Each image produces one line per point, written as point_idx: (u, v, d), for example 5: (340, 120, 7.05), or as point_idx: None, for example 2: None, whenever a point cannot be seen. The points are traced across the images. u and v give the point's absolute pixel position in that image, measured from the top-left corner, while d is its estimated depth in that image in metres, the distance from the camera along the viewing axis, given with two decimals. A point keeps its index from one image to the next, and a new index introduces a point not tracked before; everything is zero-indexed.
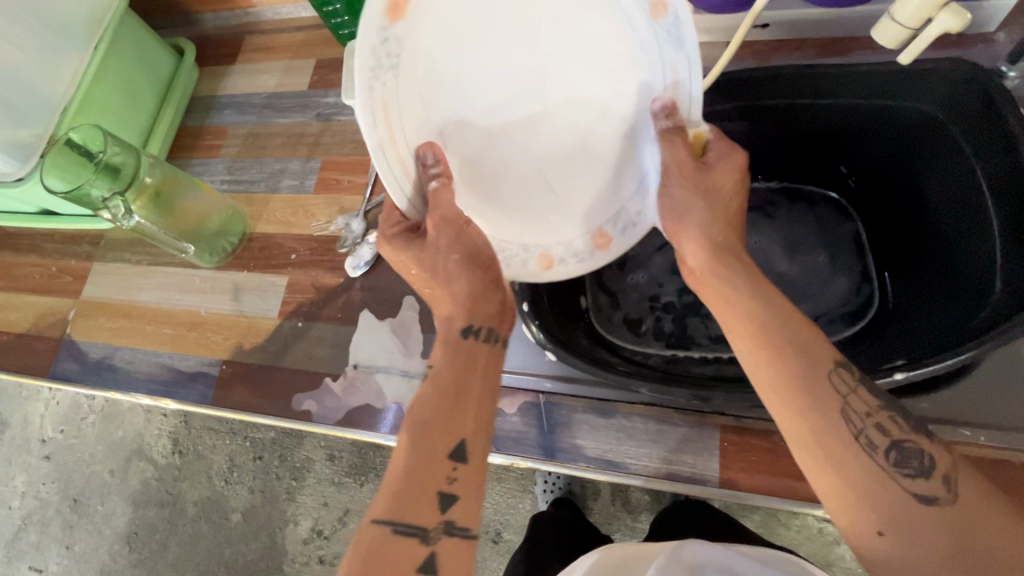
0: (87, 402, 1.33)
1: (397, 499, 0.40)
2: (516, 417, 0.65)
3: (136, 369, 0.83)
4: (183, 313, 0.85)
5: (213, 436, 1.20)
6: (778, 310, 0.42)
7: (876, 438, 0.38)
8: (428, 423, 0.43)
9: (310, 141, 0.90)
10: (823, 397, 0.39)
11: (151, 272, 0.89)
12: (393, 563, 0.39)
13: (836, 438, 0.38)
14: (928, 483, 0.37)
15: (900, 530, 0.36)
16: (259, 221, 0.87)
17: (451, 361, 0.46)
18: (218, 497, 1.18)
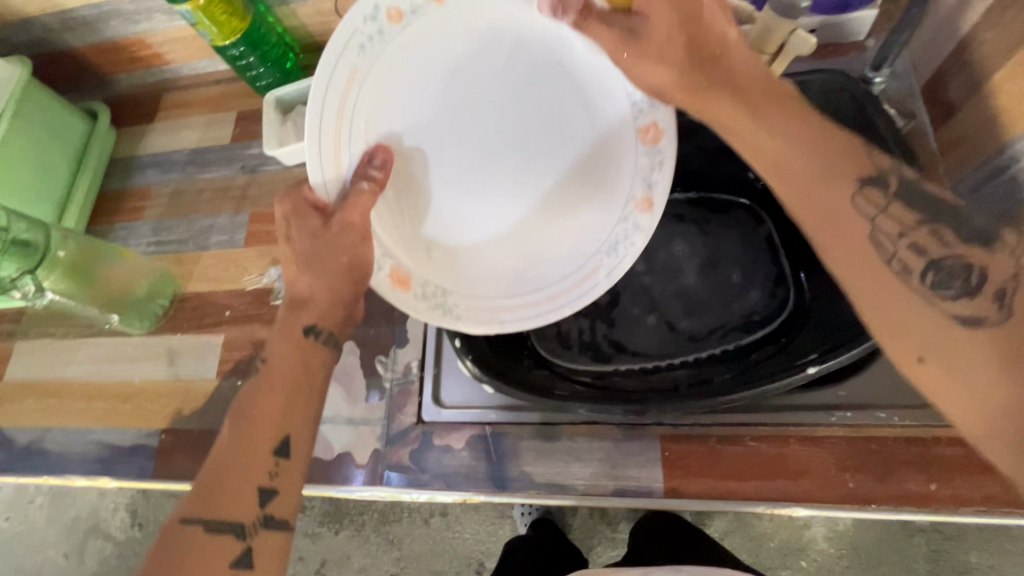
0: (31, 486, 1.25)
1: (204, 495, 0.50)
2: (464, 451, 0.65)
3: (69, 450, 0.79)
4: (116, 384, 0.81)
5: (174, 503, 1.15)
6: (810, 158, 0.46)
7: (911, 265, 0.42)
8: (256, 422, 0.52)
9: (237, 195, 0.89)
10: (849, 222, 0.44)
11: (78, 345, 0.85)
12: (207, 554, 0.48)
13: (868, 259, 0.44)
14: (972, 301, 0.40)
15: (942, 351, 0.40)
16: (190, 281, 0.85)
17: (289, 361, 0.55)
18: None
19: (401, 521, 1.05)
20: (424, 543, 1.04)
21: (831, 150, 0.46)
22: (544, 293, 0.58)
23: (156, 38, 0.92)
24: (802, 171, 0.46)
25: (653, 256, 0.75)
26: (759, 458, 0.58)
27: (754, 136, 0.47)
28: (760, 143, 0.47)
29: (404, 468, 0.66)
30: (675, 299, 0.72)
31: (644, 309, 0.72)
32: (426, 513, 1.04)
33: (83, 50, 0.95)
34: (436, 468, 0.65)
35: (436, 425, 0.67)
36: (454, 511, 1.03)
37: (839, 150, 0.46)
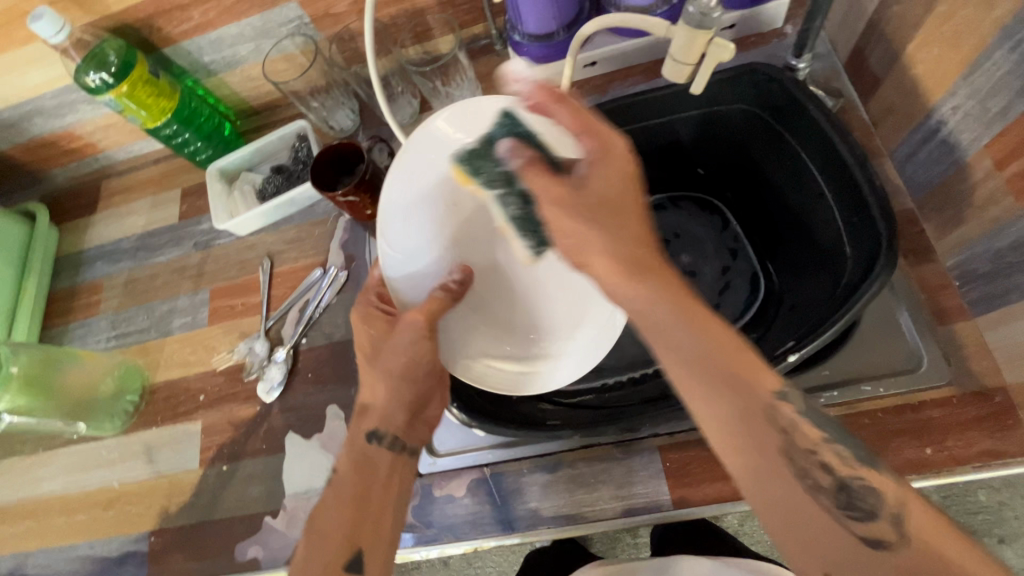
0: None
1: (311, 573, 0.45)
2: (466, 498, 0.64)
3: (53, 572, 0.75)
4: (94, 492, 0.77)
5: None
6: (696, 354, 0.40)
7: (818, 477, 0.39)
8: (327, 533, 0.47)
9: (194, 273, 0.87)
10: (762, 439, 0.39)
11: (49, 458, 0.81)
12: None
13: (779, 471, 0.39)
14: (873, 524, 0.37)
15: (850, 568, 0.37)
16: (158, 369, 0.82)
17: (352, 473, 0.50)
18: None
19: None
20: None
21: (730, 353, 0.40)
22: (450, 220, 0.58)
23: (84, 128, 0.89)
24: (693, 372, 0.40)
25: None
26: None
27: (671, 334, 0.41)
28: (667, 343, 0.41)
29: (410, 526, 0.64)
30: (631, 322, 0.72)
31: None
32: None
33: (10, 153, 0.92)
34: (442, 521, 0.64)
35: (435, 476, 0.65)
36: None
37: (743, 353, 0.41)
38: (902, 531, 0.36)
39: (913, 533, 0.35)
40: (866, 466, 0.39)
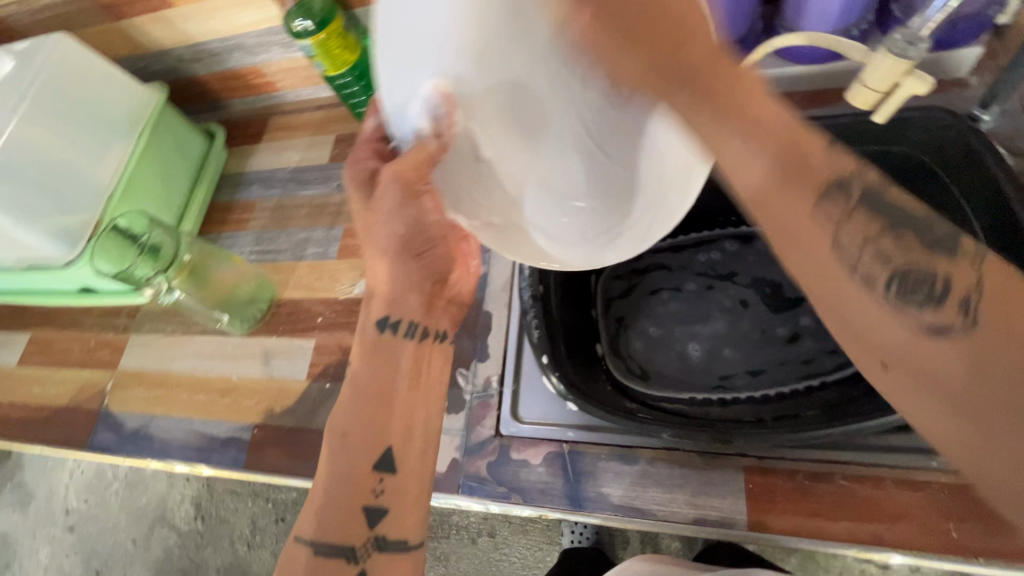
0: (148, 471, 1.65)
1: (338, 478, 0.50)
2: (541, 467, 0.66)
3: (170, 437, 0.86)
4: (216, 379, 0.88)
5: (235, 499, 1.55)
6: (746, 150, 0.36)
7: (874, 272, 0.37)
8: (353, 435, 0.51)
9: (333, 211, 0.96)
10: (828, 267, 0.37)
11: (185, 341, 0.93)
12: (347, 522, 0.49)
13: (838, 275, 0.37)
14: (938, 312, 0.36)
15: (912, 358, 0.36)
16: (286, 287, 0.92)
17: (369, 365, 0.52)
18: (242, 560, 1.51)
19: (449, 537, 1.16)
20: (470, 561, 1.14)
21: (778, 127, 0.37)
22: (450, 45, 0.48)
23: (270, 68, 1.02)
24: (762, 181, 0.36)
25: (722, 289, 0.78)
26: (851, 498, 0.56)
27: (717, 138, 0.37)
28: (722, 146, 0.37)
29: (482, 479, 0.68)
30: (728, 346, 0.74)
31: (689, 326, 0.77)
32: (475, 532, 1.15)
33: (207, 78, 1.07)
34: (513, 482, 0.67)
35: (514, 440, 0.69)
36: (503, 533, 1.14)
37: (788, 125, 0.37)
38: (964, 312, 0.35)
39: (982, 319, 0.34)
40: (929, 255, 0.37)
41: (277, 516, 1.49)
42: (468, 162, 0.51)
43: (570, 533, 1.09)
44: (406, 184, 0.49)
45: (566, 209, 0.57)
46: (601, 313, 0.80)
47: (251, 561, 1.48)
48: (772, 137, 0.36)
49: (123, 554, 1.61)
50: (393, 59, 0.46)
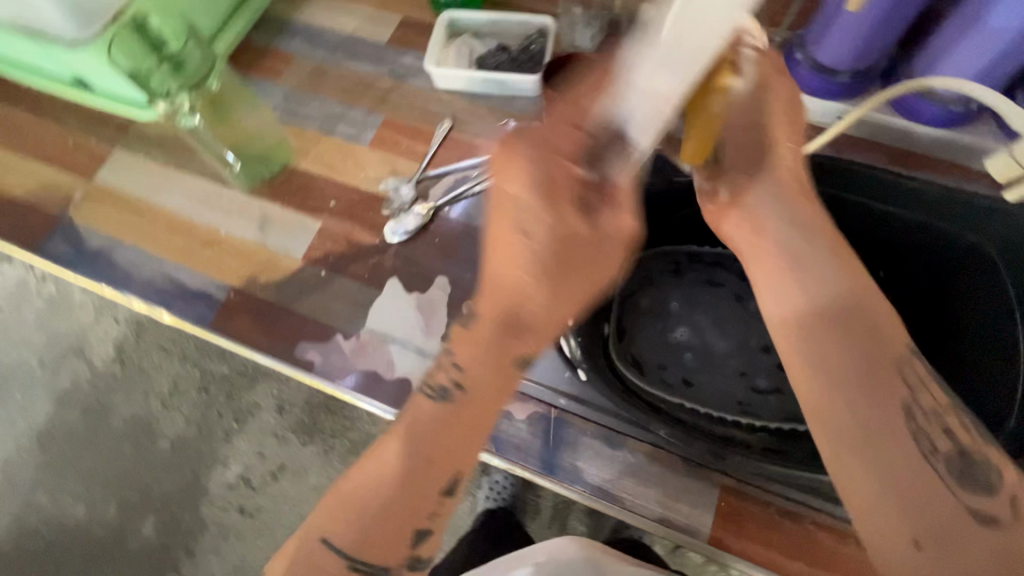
0: (77, 296, 1.55)
1: (390, 512, 0.41)
2: (523, 423, 0.65)
3: (135, 271, 0.79)
4: (201, 228, 0.80)
5: (160, 354, 1.45)
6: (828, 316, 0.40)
7: (933, 452, 0.39)
8: (423, 448, 0.41)
9: (377, 95, 0.87)
10: (882, 392, 0.39)
11: (176, 176, 0.84)
12: (389, 544, 0.42)
13: (913, 463, 0.38)
14: (993, 499, 0.38)
15: (948, 537, 0.36)
16: (304, 158, 0.84)
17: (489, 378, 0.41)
18: (150, 420, 1.41)
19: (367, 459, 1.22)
20: None
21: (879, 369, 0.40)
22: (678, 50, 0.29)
23: None
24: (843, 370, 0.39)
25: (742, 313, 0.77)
26: (812, 543, 0.57)
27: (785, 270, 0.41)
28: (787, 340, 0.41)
29: None
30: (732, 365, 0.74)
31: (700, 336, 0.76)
32: None
33: None
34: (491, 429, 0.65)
35: None
36: None
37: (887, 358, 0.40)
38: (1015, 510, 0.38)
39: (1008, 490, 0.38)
40: (989, 447, 0.41)
41: (200, 387, 1.42)
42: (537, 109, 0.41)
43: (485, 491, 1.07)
44: (550, 195, 0.36)
45: None
46: (622, 297, 0.78)
47: (155, 422, 1.40)
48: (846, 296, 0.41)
49: (29, 372, 1.52)
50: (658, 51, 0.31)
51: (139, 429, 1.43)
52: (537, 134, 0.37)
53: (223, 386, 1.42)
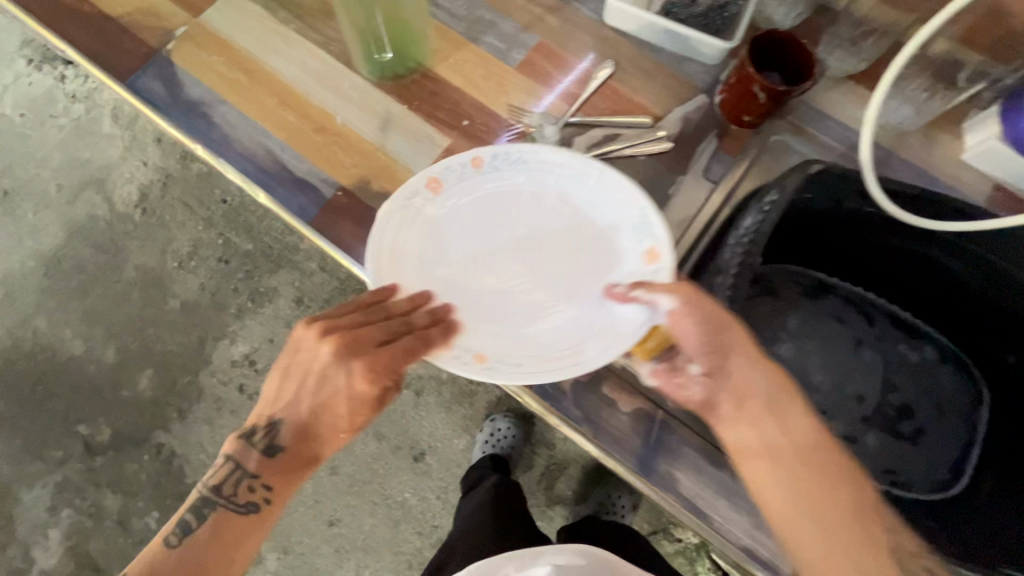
0: (115, 129, 1.45)
1: (228, 544, 0.58)
2: (626, 416, 0.62)
3: (234, 136, 0.71)
4: (315, 108, 0.72)
5: (185, 214, 1.42)
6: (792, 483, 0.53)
7: (899, 543, 0.50)
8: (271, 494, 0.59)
9: (536, 11, 0.77)
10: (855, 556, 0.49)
11: (296, 41, 0.74)
12: (217, 543, 0.57)
13: (841, 544, 0.50)
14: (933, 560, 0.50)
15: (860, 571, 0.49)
16: (442, 62, 0.74)
17: (282, 480, 0.60)
18: (168, 279, 1.39)
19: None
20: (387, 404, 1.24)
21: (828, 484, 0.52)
22: (511, 323, 0.62)
23: None
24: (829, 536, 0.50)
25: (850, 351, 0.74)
26: None
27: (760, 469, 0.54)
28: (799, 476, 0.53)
29: (562, 392, 0.62)
30: (830, 402, 0.72)
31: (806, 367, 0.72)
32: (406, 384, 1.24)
33: None
34: (592, 414, 0.62)
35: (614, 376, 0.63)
36: (428, 399, 1.24)
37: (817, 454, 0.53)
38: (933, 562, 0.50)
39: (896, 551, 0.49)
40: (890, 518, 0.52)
41: (221, 258, 1.39)
42: (452, 184, 0.64)
43: (488, 437, 1.19)
44: (377, 373, 0.55)
45: (455, 205, 0.65)
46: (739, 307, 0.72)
47: (172, 281, 1.39)
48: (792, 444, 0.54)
49: (53, 194, 1.44)
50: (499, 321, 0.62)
51: (155, 283, 1.40)
52: (333, 321, 0.56)
53: (247, 263, 1.38)
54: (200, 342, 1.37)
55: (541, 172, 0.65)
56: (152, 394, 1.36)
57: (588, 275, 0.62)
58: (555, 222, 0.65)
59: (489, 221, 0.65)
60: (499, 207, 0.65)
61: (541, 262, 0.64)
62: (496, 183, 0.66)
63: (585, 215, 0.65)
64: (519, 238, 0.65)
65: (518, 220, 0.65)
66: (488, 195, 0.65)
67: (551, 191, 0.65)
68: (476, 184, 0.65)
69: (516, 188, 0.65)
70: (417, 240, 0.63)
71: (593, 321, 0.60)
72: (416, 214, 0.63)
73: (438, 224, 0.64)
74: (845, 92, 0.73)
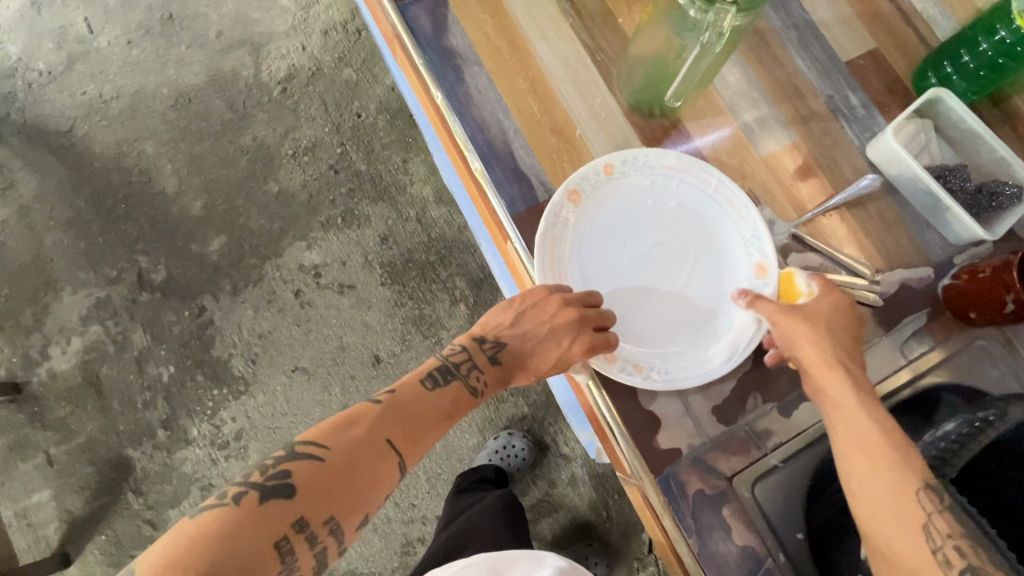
0: (299, 7, 1.44)
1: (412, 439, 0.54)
2: (735, 548, 0.60)
3: (476, 102, 0.70)
4: (560, 108, 0.71)
5: (317, 112, 1.40)
6: (884, 485, 0.52)
7: (949, 558, 0.48)
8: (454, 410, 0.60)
9: (801, 110, 0.74)
10: (903, 513, 0.50)
11: (566, 35, 0.73)
12: (409, 435, 0.54)
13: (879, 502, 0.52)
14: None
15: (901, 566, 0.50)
16: (694, 119, 0.73)
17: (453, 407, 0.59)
18: (277, 164, 1.37)
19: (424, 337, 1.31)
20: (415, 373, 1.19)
21: (903, 488, 0.51)
22: (660, 331, 0.64)
23: None
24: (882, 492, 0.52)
25: None
26: None
27: (864, 466, 0.53)
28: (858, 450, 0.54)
29: (683, 494, 0.60)
30: None
31: None
32: None
33: None
34: (703, 529, 0.60)
35: (738, 501, 0.61)
36: None
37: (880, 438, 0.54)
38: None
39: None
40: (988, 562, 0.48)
41: (331, 165, 1.37)
42: (587, 186, 0.66)
43: (500, 448, 1.15)
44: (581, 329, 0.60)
45: (596, 202, 0.66)
46: None
47: (280, 167, 1.37)
48: (874, 442, 0.53)
49: (212, 38, 1.42)
50: (654, 324, 0.64)
51: (264, 161, 1.37)
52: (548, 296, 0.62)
53: (354, 183, 1.37)
54: (279, 234, 1.34)
55: (662, 178, 0.67)
56: (215, 259, 1.33)
57: (707, 281, 0.65)
58: (681, 232, 0.67)
59: (625, 224, 0.67)
60: (634, 207, 0.67)
61: (680, 260, 0.66)
62: (626, 189, 0.67)
63: (707, 228, 0.67)
64: (657, 244, 0.66)
65: (660, 223, 0.67)
66: (619, 196, 0.67)
67: (678, 201, 0.67)
68: (605, 188, 0.67)
69: (649, 191, 0.67)
70: (563, 250, 0.65)
71: (723, 313, 0.64)
72: (570, 234, 0.66)
73: (574, 246, 0.66)
74: None
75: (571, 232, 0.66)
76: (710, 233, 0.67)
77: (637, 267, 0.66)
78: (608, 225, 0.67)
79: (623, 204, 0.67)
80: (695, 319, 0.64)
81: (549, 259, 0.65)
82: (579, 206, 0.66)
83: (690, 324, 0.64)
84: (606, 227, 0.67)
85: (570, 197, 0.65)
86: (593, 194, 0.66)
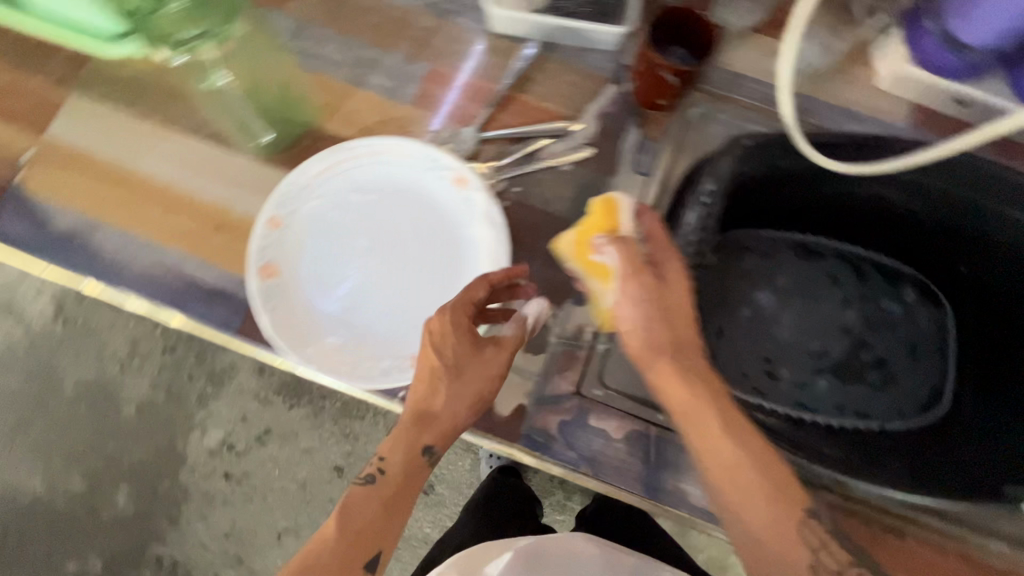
0: None
1: None
2: (621, 443, 0.59)
3: (124, 260, 0.63)
4: (205, 204, 0.65)
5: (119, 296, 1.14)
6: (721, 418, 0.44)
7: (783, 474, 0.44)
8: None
9: (416, 37, 0.70)
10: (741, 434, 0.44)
11: (161, 137, 0.66)
12: None
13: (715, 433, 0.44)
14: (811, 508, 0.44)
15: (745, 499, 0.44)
16: (332, 118, 0.68)
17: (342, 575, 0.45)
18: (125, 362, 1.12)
19: (362, 419, 0.98)
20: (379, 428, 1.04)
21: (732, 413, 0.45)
22: (435, 299, 0.62)
23: None
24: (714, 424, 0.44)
25: (811, 301, 0.74)
26: (915, 560, 0.58)
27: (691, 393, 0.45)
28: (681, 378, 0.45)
29: (550, 437, 0.60)
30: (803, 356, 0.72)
31: (772, 334, 0.73)
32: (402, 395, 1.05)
33: None
34: (586, 450, 0.59)
35: (597, 404, 0.60)
36: None
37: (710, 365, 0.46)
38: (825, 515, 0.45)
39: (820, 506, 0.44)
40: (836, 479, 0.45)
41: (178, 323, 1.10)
42: (270, 248, 0.62)
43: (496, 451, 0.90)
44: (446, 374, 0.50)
45: (292, 255, 0.62)
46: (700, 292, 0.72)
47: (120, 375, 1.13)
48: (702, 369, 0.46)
49: None
50: (425, 299, 0.62)
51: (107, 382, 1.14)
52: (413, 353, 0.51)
53: (194, 342, 1.01)
54: None
55: (327, 184, 0.64)
56: None
57: (437, 229, 0.64)
58: (381, 211, 0.64)
59: (333, 250, 0.63)
60: (327, 228, 0.63)
61: (399, 233, 0.64)
62: (307, 220, 0.63)
63: (398, 187, 0.64)
64: (371, 240, 0.64)
65: (358, 219, 0.64)
66: (306, 231, 0.63)
67: (356, 191, 0.64)
68: (289, 237, 0.62)
69: (326, 204, 0.64)
70: (302, 314, 0.61)
71: (468, 239, 0.63)
72: (293, 296, 0.61)
73: (311, 304, 0.62)
74: (753, 46, 0.70)
75: (293, 295, 0.61)
76: (404, 190, 0.64)
77: (372, 271, 0.63)
78: (319, 262, 0.63)
79: (315, 235, 0.63)
80: (453, 263, 0.63)
81: (295, 330, 0.60)
82: (279, 271, 0.62)
83: (449, 261, 0.62)
84: (318, 265, 0.63)
85: (264, 273, 0.61)
86: (283, 252, 0.62)
